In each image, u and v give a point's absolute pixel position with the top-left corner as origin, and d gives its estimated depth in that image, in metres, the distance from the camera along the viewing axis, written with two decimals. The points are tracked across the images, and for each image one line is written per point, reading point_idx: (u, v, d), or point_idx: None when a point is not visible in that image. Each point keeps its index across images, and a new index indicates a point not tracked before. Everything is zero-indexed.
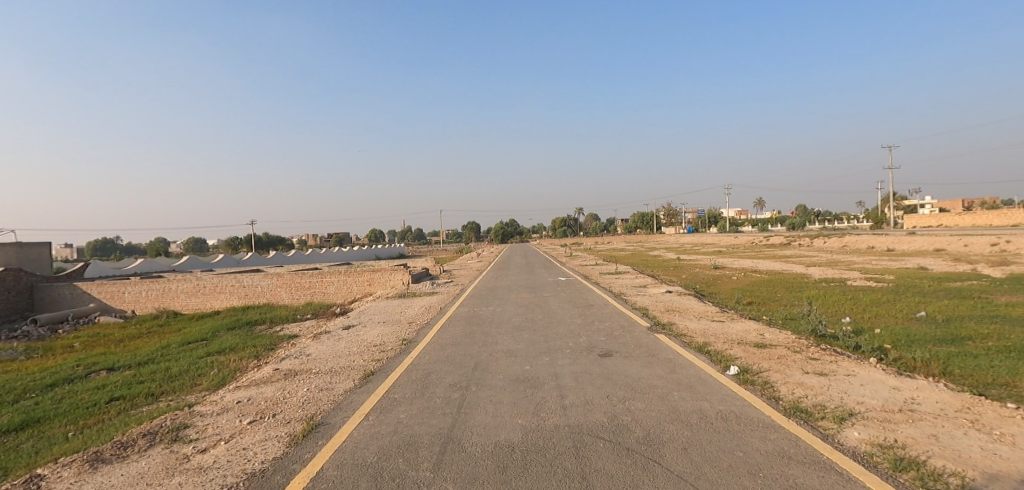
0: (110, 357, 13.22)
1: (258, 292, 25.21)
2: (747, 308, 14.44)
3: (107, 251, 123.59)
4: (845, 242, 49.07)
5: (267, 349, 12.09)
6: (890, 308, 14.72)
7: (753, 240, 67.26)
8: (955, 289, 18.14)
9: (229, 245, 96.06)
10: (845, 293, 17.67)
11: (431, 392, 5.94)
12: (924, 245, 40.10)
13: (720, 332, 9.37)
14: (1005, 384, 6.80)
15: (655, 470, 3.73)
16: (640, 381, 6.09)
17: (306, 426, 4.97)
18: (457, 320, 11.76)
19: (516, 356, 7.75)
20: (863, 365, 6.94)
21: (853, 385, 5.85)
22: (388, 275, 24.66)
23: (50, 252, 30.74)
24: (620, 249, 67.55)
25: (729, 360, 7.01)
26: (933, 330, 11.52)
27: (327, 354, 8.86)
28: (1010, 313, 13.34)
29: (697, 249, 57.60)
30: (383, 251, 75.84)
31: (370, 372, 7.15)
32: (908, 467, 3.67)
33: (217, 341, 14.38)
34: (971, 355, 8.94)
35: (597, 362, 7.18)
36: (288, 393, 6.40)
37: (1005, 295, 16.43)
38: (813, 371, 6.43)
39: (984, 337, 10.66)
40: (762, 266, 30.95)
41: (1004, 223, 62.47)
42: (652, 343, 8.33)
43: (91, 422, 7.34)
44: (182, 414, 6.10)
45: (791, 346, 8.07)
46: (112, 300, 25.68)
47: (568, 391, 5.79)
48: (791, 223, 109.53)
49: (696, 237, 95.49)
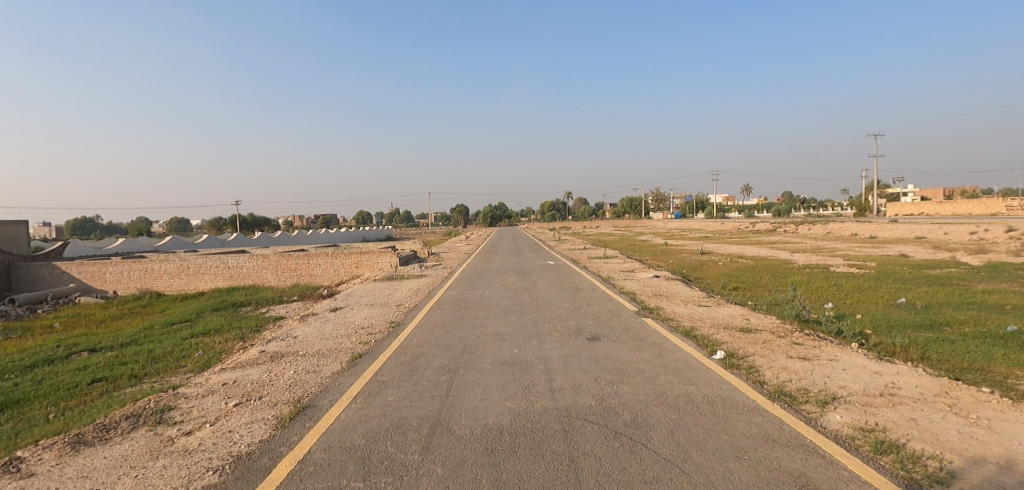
0: (91, 339, 13.00)
1: (244, 273, 24.93)
2: (733, 294, 14.63)
3: (86, 231, 120.83)
4: (830, 229, 49.85)
5: (253, 331, 11.99)
6: (871, 294, 15.00)
7: (740, 226, 67.95)
8: (934, 276, 18.52)
9: (214, 226, 94.84)
10: (829, 280, 17.93)
11: (420, 375, 5.93)
12: (906, 232, 40.83)
13: (706, 317, 9.47)
14: (981, 368, 6.98)
15: (642, 453, 3.77)
16: (627, 365, 6.12)
17: (293, 409, 4.93)
18: (445, 303, 11.72)
19: (504, 340, 7.74)
20: (845, 351, 7.06)
21: (835, 369, 5.95)
22: (376, 257, 24.44)
23: (28, 230, 30.05)
24: (608, 234, 67.77)
25: (716, 344, 7.09)
26: (913, 316, 11.77)
27: (314, 336, 8.79)
28: (987, 300, 13.67)
29: (684, 234, 57.78)
30: (372, 234, 75.76)
31: (358, 354, 7.11)
32: (888, 450, 3.74)
33: (202, 322, 14.21)
34: (949, 340, 9.17)
35: (585, 345, 7.21)
36: (274, 376, 6.34)
37: (982, 283, 16.80)
38: (796, 356, 6.53)
39: (963, 323, 10.92)
40: (748, 252, 31.33)
41: (982, 213, 63.80)
42: (640, 328, 8.39)
43: (73, 404, 7.24)
44: (166, 396, 6.03)
45: (776, 331, 8.18)
46: (93, 281, 25.24)
47: (557, 374, 5.82)
48: (777, 209, 110.73)
49: (684, 224, 96.38)
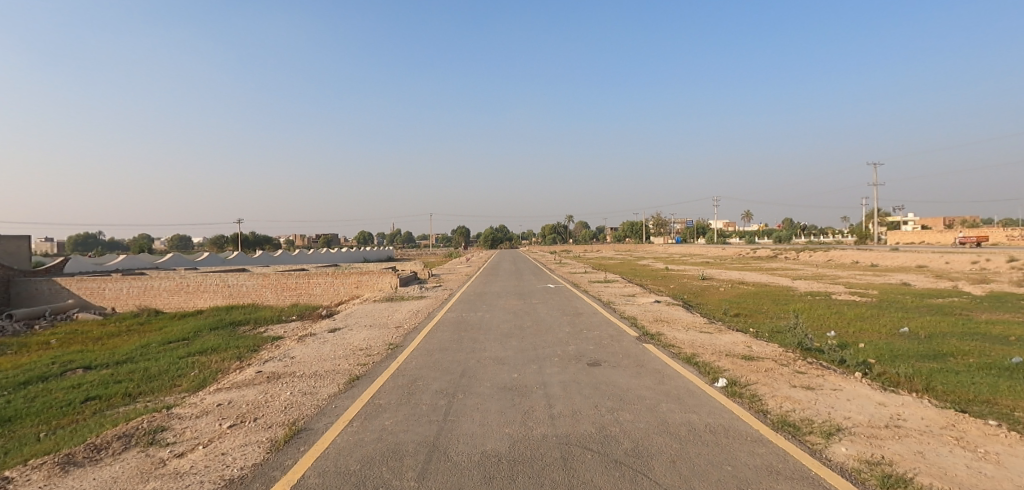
0: (86, 356, 12.88)
1: (243, 292, 24.87)
2: (734, 320, 14.53)
3: (88, 247, 121.25)
4: (831, 256, 49.83)
5: (250, 350, 11.90)
6: (874, 323, 14.88)
7: (741, 252, 67.86)
8: (938, 306, 18.40)
9: (215, 244, 95.18)
10: (831, 308, 17.83)
11: (417, 398, 5.86)
12: (907, 260, 40.78)
13: (708, 343, 9.37)
14: (987, 401, 6.90)
15: (643, 483, 3.69)
16: (627, 391, 6.05)
17: (288, 432, 4.85)
18: (445, 325, 11.65)
19: (503, 364, 7.66)
20: (848, 380, 6.97)
21: (839, 399, 5.87)
22: (376, 278, 24.36)
23: (30, 245, 30.12)
24: (609, 258, 67.82)
25: (718, 372, 7.01)
26: (917, 346, 11.66)
27: (311, 357, 8.72)
28: (991, 331, 13.56)
29: (685, 260, 57.78)
30: (373, 254, 75.96)
31: (355, 376, 7.04)
32: (895, 484, 3.66)
33: (199, 341, 14.10)
34: (953, 371, 9.07)
35: (585, 371, 7.13)
36: (270, 397, 6.25)
37: (986, 313, 16.68)
38: (800, 385, 6.45)
39: (967, 354, 10.81)
40: (749, 278, 31.26)
41: (984, 242, 63.78)
42: (641, 353, 8.30)
43: (65, 423, 7.14)
44: (160, 416, 5.95)
45: (778, 359, 8.10)
46: (92, 297, 25.19)
47: (556, 400, 5.74)
48: (777, 236, 110.77)
49: (685, 248, 96.46)
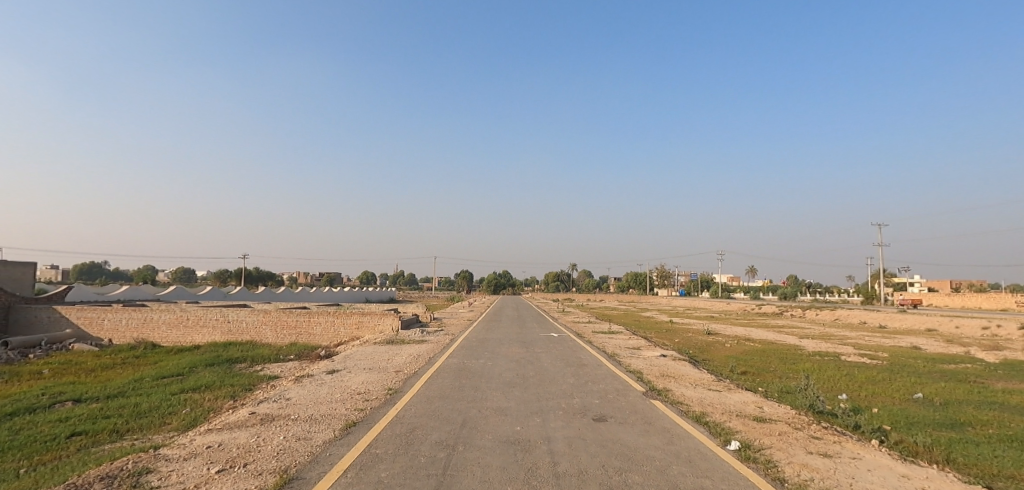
0: (77, 388, 12.58)
1: (242, 328, 24.59)
2: (742, 378, 14.13)
3: (91, 276, 122.11)
4: (838, 315, 49.15)
5: (245, 389, 11.61)
6: (887, 387, 14.43)
7: (746, 307, 67.10)
8: (950, 371, 17.92)
9: (218, 277, 95.40)
10: (840, 369, 17.38)
11: (416, 449, 5.61)
12: (916, 323, 40.15)
13: (717, 402, 9.06)
14: (1012, 476, 6.56)
15: None
16: (636, 451, 5.77)
17: (279, 480, 4.61)
18: (446, 372, 11.34)
19: (506, 415, 7.39)
20: (867, 449, 6.64)
21: (859, 470, 5.57)
22: (377, 319, 24.05)
23: (34, 272, 30.20)
24: (611, 308, 67.19)
25: (730, 433, 6.71)
26: (933, 413, 11.24)
27: (307, 399, 8.44)
28: (1009, 400, 13.10)
29: (689, 313, 57.12)
30: (375, 295, 75.73)
31: (352, 422, 6.79)
32: None
33: (193, 377, 13.80)
34: (973, 442, 8.68)
35: (591, 426, 6.86)
36: (262, 441, 6.01)
37: (1001, 381, 16.20)
38: (817, 451, 6.15)
39: (985, 424, 10.38)
40: (755, 334, 30.75)
41: (993, 308, 62.99)
42: (649, 410, 8.02)
43: (47, 459, 6.89)
44: (147, 456, 5.70)
45: (792, 422, 7.79)
46: (89, 328, 24.97)
47: (561, 457, 5.47)
48: (782, 293, 109.79)
49: (688, 301, 95.73)
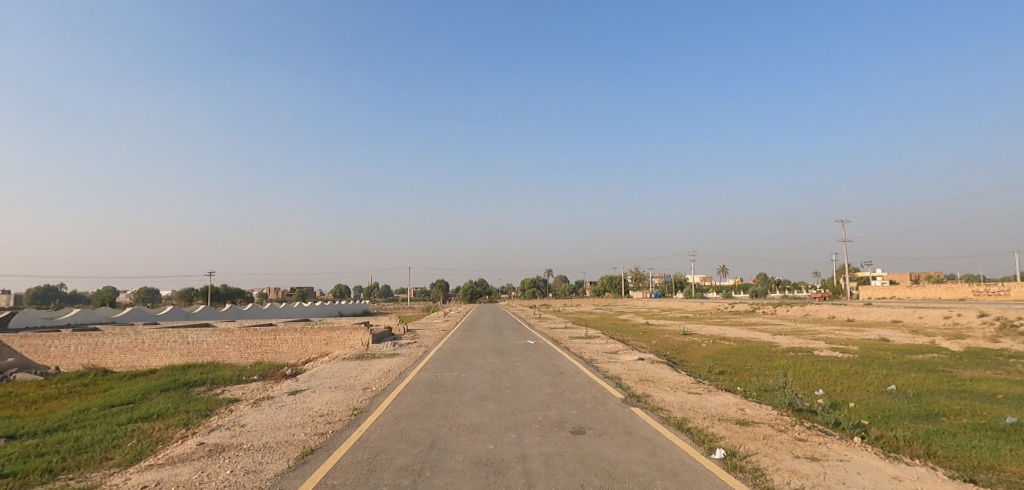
0: (12, 423, 11.56)
1: (203, 349, 23.41)
2: (720, 379, 13.97)
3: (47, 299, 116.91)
4: (808, 310, 50.22)
5: (200, 415, 10.84)
6: (861, 380, 14.48)
7: (719, 306, 68.18)
8: (919, 361, 18.20)
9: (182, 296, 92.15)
10: (815, 364, 17.45)
11: (377, 477, 5.10)
12: (882, 315, 41.20)
13: (698, 406, 8.78)
14: (994, 467, 6.44)
15: None
16: (617, 466, 5.39)
17: None
18: (417, 387, 10.80)
19: (478, 432, 6.93)
20: (853, 448, 6.42)
21: (850, 473, 5.31)
22: (347, 334, 23.15)
23: None
24: (588, 313, 67.54)
25: (714, 440, 6.39)
26: (907, 405, 11.24)
27: (263, 425, 7.79)
28: (978, 388, 13.26)
29: (665, 314, 57.59)
30: (349, 308, 74.23)
31: (310, 449, 6.22)
32: None
33: (145, 404, 12.89)
34: (949, 433, 8.62)
35: (569, 440, 6.46)
36: (205, 477, 5.41)
37: (968, 369, 16.48)
38: (803, 455, 5.89)
39: (959, 414, 10.40)
40: (730, 333, 30.95)
41: (952, 298, 65.49)
42: (629, 419, 7.67)
43: None
44: None
45: (774, 424, 7.55)
46: (35, 356, 23.43)
47: (537, 478, 5.04)
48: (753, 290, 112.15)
49: (663, 302, 96.88)
